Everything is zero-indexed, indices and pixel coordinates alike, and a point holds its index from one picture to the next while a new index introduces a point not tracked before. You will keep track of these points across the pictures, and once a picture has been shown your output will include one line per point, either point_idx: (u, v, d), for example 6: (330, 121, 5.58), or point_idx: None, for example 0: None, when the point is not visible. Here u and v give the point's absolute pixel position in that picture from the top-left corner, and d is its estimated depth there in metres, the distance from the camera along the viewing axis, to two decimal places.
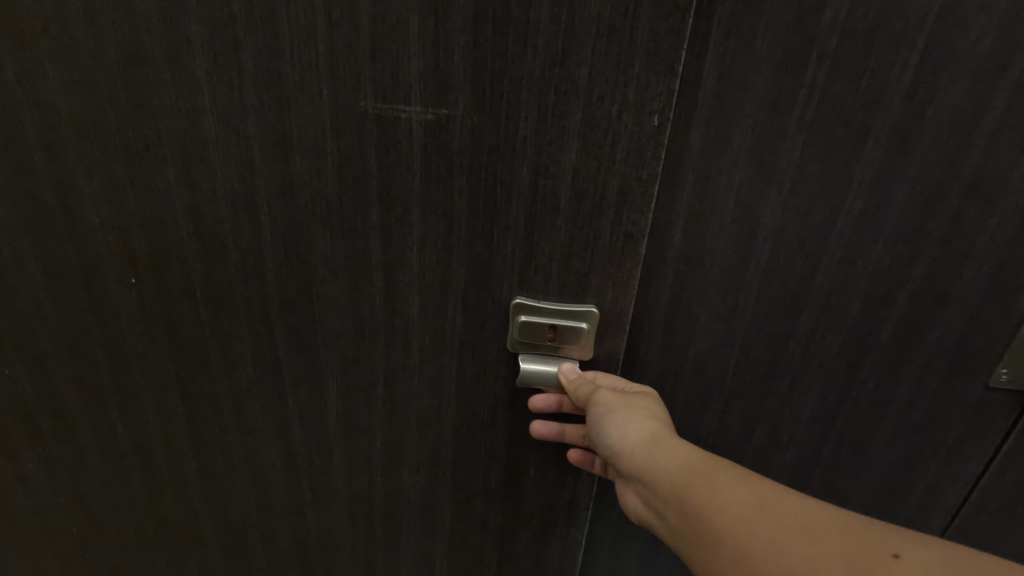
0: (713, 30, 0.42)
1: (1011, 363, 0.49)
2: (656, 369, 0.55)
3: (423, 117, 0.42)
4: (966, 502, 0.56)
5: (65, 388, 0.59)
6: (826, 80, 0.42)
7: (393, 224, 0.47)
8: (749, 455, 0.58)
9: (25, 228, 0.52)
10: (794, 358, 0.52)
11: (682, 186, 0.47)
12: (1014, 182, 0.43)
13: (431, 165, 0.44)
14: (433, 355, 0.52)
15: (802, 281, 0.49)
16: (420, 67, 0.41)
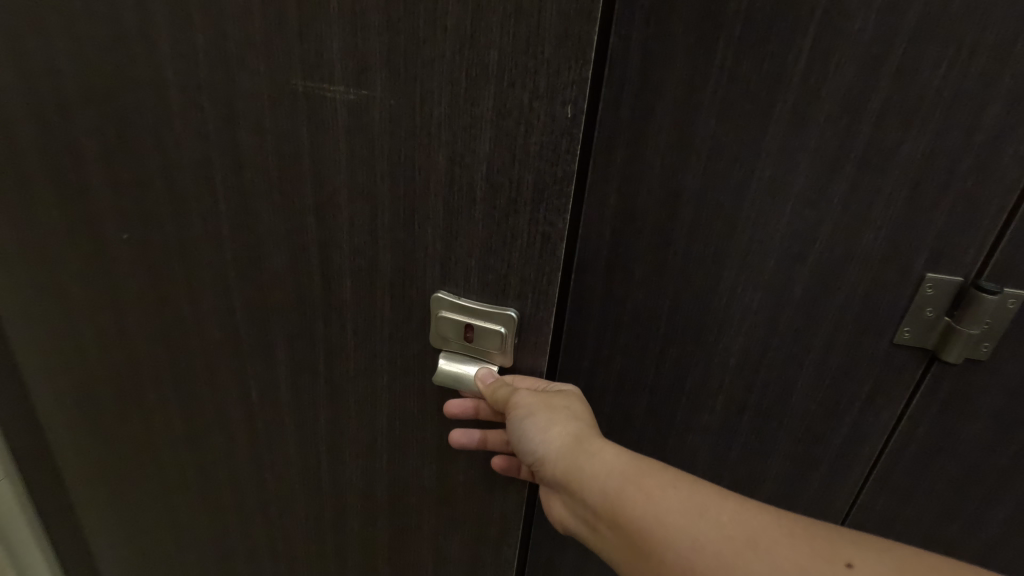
0: (637, 17, 0.53)
1: (911, 322, 0.57)
2: (599, 308, 0.67)
3: (346, 97, 0.41)
4: (881, 455, 0.65)
5: (82, 332, 0.65)
6: (731, 63, 0.53)
7: (324, 204, 0.46)
8: (685, 397, 0.68)
9: (44, 186, 0.57)
10: (720, 307, 0.63)
11: (616, 152, 0.59)
12: (902, 155, 0.52)
13: (354, 147, 0.43)
14: (366, 340, 0.51)
15: (723, 236, 0.59)
16: (340, 46, 0.40)
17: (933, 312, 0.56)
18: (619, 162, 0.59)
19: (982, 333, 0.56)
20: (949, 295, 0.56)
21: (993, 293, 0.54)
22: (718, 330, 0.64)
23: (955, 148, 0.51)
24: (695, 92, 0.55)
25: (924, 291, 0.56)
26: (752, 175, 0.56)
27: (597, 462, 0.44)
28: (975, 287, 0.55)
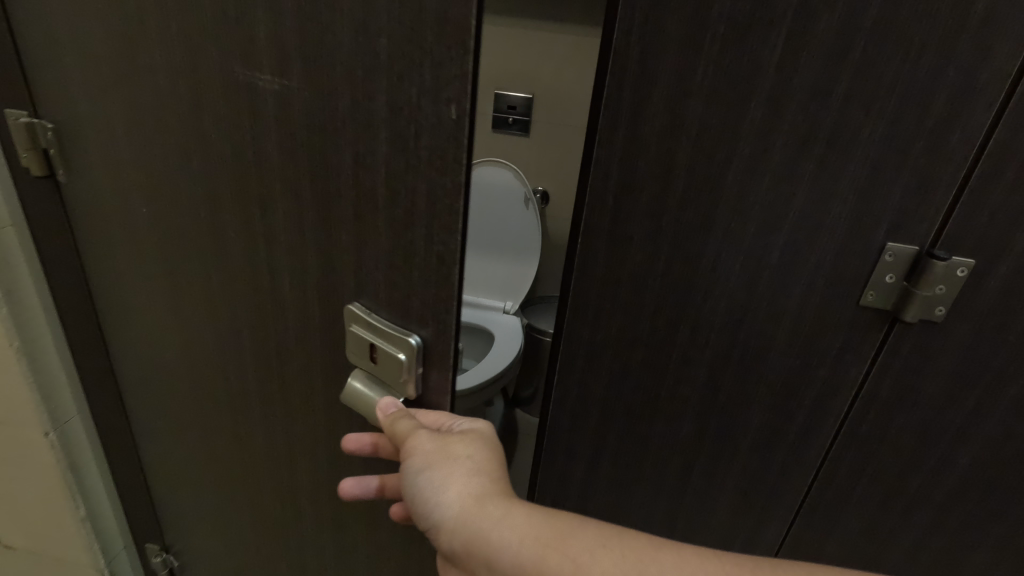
0: (635, 20, 0.63)
1: (874, 288, 0.70)
2: (605, 270, 0.77)
3: (273, 87, 0.39)
4: (856, 400, 0.78)
5: (118, 292, 0.69)
6: (717, 60, 0.63)
7: (263, 198, 0.45)
8: (685, 352, 0.80)
9: (78, 154, 0.59)
10: (708, 268, 0.74)
11: (615, 138, 0.70)
12: (863, 138, 0.64)
13: (284, 139, 0.41)
14: (302, 339, 0.50)
15: (711, 206, 0.71)
16: (266, 32, 0.37)
17: (892, 278, 0.69)
18: (619, 147, 0.70)
19: (937, 297, 0.68)
20: (906, 264, 0.68)
21: (944, 261, 0.66)
22: (705, 292, 0.76)
23: (905, 140, 0.63)
24: (684, 86, 0.65)
25: (885, 259, 0.68)
26: (737, 155, 0.67)
27: (501, 526, 0.39)
28: (927, 255, 0.67)
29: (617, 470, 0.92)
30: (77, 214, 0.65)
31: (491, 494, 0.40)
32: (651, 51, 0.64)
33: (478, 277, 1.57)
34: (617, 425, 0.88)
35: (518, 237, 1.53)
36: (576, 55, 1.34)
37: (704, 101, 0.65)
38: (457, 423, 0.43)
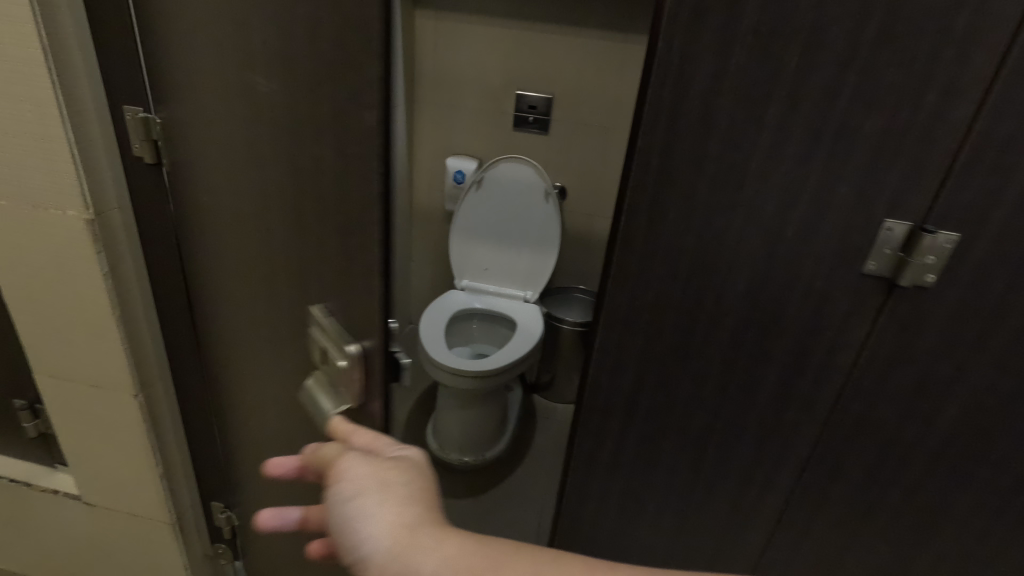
0: (676, 24, 0.62)
1: (874, 258, 0.68)
2: (633, 275, 0.76)
3: (363, 82, 0.48)
4: (843, 390, 0.77)
5: (206, 267, 0.78)
6: (744, 63, 0.63)
7: (341, 178, 0.54)
8: (697, 352, 0.79)
9: (185, 144, 0.69)
10: (722, 269, 0.73)
11: (653, 146, 0.69)
12: (865, 131, 0.63)
13: (369, 126, 0.50)
14: (354, 301, 0.60)
15: (728, 207, 0.70)
16: (360, 38, 0.47)
17: (890, 250, 0.68)
18: (658, 156, 0.69)
19: (931, 264, 0.66)
20: (901, 237, 0.67)
21: (937, 231, 0.65)
22: (721, 289, 0.75)
23: (900, 134, 0.62)
24: (717, 88, 0.64)
25: (883, 231, 0.67)
26: (754, 155, 0.67)
27: (425, 549, 0.43)
28: (923, 229, 0.65)
29: (636, 460, 0.90)
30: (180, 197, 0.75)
31: (415, 523, 0.45)
32: (688, 37, 0.62)
33: (503, 269, 1.98)
34: (636, 420, 0.86)
35: (539, 230, 1.92)
36: (586, 89, 1.89)
37: (734, 91, 0.64)
38: (386, 454, 0.52)
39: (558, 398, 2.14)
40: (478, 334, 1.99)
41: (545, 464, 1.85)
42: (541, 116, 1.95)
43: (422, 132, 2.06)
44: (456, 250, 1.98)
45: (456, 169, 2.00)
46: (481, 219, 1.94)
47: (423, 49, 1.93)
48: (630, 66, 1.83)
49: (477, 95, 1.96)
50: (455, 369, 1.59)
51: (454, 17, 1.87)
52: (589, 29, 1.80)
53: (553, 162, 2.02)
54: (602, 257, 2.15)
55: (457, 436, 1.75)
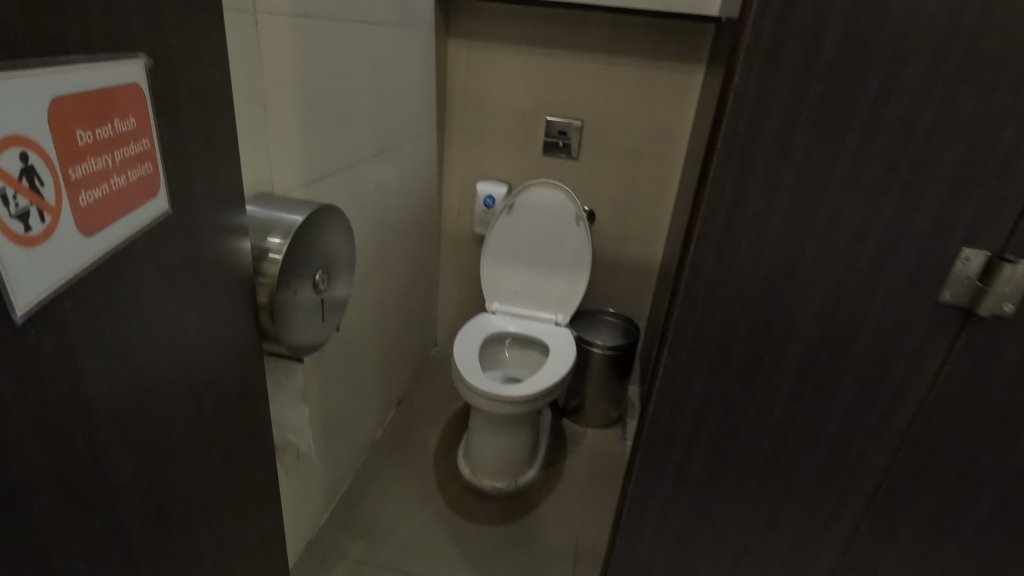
0: (754, 63, 0.64)
1: (951, 286, 0.68)
2: (701, 306, 0.76)
3: None
4: (916, 417, 0.76)
5: (201, 354, 0.70)
6: (821, 97, 0.64)
7: None
8: (762, 380, 0.79)
9: (180, 225, 0.62)
10: (794, 297, 0.73)
11: (725, 177, 0.69)
12: (945, 161, 0.64)
13: None
14: None
15: (801, 237, 0.70)
16: None
17: (967, 279, 0.68)
18: (732, 187, 0.70)
19: (1011, 294, 0.66)
20: (979, 266, 0.67)
21: (1017, 260, 0.65)
22: (790, 319, 0.75)
23: (978, 164, 0.63)
24: (794, 118, 0.66)
25: (960, 259, 0.67)
26: (828, 185, 0.68)
27: None
28: (1001, 258, 0.65)
29: (696, 490, 0.89)
30: (208, 272, 0.70)
31: None
32: (765, 72, 0.65)
33: (533, 292, 1.98)
34: (699, 448, 0.86)
35: (573, 255, 1.92)
36: (619, 113, 1.91)
37: (809, 122, 0.66)
38: None
39: (588, 422, 2.12)
40: (510, 359, 1.99)
41: (580, 489, 1.84)
42: (571, 142, 1.97)
43: (453, 159, 2.10)
44: (487, 274, 1.99)
45: (486, 194, 2.04)
46: (511, 244, 1.95)
47: (456, 77, 1.97)
48: (659, 92, 1.85)
49: (508, 121, 2.00)
50: (492, 395, 1.58)
51: (487, 47, 1.91)
52: (619, 57, 1.84)
53: (589, 186, 2.03)
54: (633, 281, 2.15)
55: (491, 461, 1.76)
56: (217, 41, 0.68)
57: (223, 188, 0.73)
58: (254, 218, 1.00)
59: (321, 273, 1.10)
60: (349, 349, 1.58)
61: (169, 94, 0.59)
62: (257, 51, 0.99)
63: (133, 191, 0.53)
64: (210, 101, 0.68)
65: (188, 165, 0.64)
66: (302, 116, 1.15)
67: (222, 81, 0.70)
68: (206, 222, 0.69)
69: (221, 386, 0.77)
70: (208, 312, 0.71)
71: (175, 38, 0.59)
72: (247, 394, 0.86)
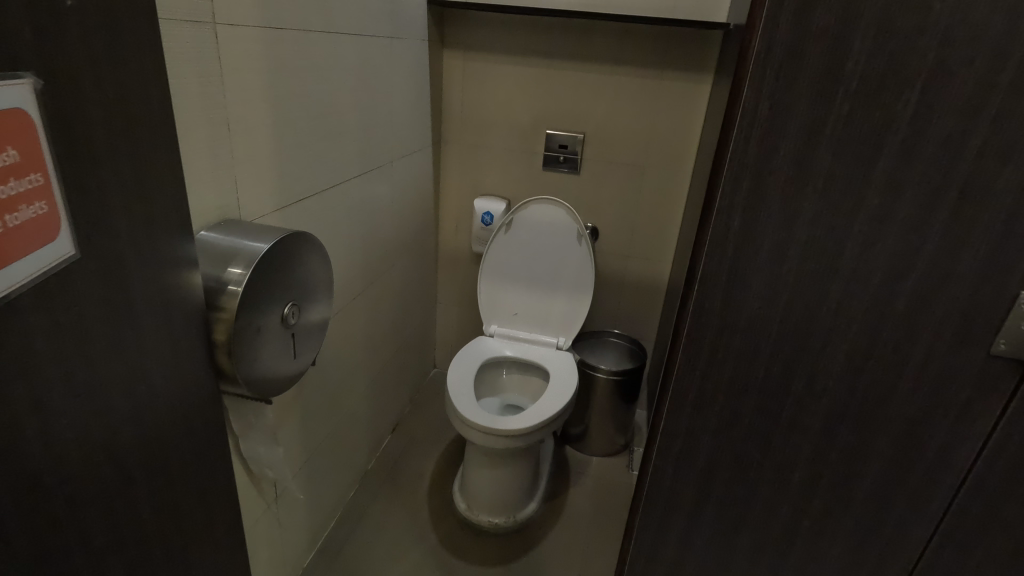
0: (767, 73, 0.66)
1: (1006, 335, 0.70)
2: (718, 317, 0.78)
3: None
4: (987, 446, 0.76)
5: (142, 409, 0.61)
6: (848, 110, 0.65)
7: None
8: (795, 392, 0.80)
9: (96, 270, 0.53)
10: (832, 315, 0.74)
11: (739, 187, 0.71)
12: (998, 187, 0.65)
13: None
14: None
15: (835, 254, 0.71)
16: None
17: None
18: (745, 195, 0.71)
19: None
20: None
21: None
22: (825, 334, 0.75)
23: None
24: (815, 134, 0.67)
25: (1019, 305, 0.68)
26: (863, 205, 0.69)
27: None
28: None
29: (707, 496, 0.91)
30: (144, 317, 0.61)
31: None
32: (778, 83, 0.66)
33: (532, 313, 1.88)
34: (726, 455, 0.87)
35: (574, 274, 1.82)
36: (621, 124, 1.81)
37: (833, 140, 0.67)
38: None
39: (591, 449, 2.01)
40: (509, 384, 1.89)
41: (583, 524, 1.72)
42: (573, 156, 1.88)
43: (449, 174, 2.01)
44: (484, 295, 1.90)
45: (484, 211, 1.94)
46: (509, 263, 1.86)
47: (452, 90, 1.89)
48: (664, 104, 1.76)
49: (506, 134, 1.91)
50: (488, 429, 1.48)
51: (484, 58, 1.83)
52: (624, 65, 1.74)
53: (590, 202, 1.93)
54: (640, 300, 2.04)
55: (488, 496, 1.65)
56: (158, 57, 0.60)
57: (172, 222, 0.65)
58: (214, 246, 0.92)
59: (291, 305, 1.01)
60: (335, 379, 1.49)
61: (93, 123, 0.51)
62: (218, 68, 0.91)
63: (14, 240, 0.43)
64: (150, 127, 0.59)
65: (123, 200, 0.56)
66: (274, 134, 1.07)
67: (164, 104, 0.61)
68: (146, 263, 0.60)
69: (168, 444, 0.68)
70: (152, 362, 0.63)
71: (102, 57, 0.51)
72: (208, 448, 0.77)
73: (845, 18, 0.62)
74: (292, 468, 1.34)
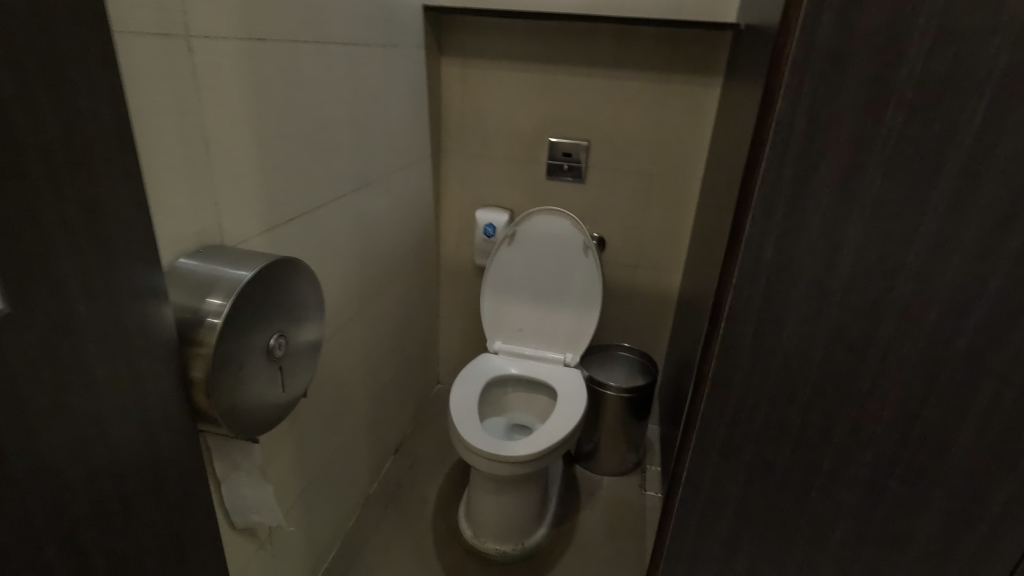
0: (805, 80, 0.66)
1: None
2: (752, 329, 0.79)
3: None
4: None
5: (100, 473, 0.54)
6: (901, 122, 0.66)
7: None
8: (852, 413, 0.80)
9: (35, 327, 0.46)
10: (892, 335, 0.74)
11: (777, 203, 0.72)
12: None
13: None
14: None
15: (892, 274, 0.72)
16: None
17: None
18: (783, 213, 0.72)
19: None
20: None
21: None
22: (883, 352, 0.76)
23: None
24: (862, 150, 0.68)
25: None
26: (924, 228, 0.69)
27: None
28: None
29: (744, 508, 0.90)
30: (101, 372, 0.54)
31: None
32: (819, 94, 0.66)
33: (538, 329, 1.80)
34: (776, 471, 0.86)
35: (581, 288, 1.75)
36: (628, 130, 1.74)
37: (882, 158, 0.67)
38: None
39: (602, 469, 1.93)
40: (514, 403, 1.81)
41: (595, 551, 1.64)
42: (577, 164, 1.81)
43: (450, 185, 1.94)
44: (487, 311, 1.82)
45: (486, 223, 1.87)
46: (512, 277, 1.79)
47: (451, 98, 1.83)
48: (672, 109, 1.68)
49: (508, 143, 1.84)
50: (493, 456, 1.41)
51: (483, 65, 1.76)
52: (628, 68, 1.67)
53: (595, 211, 1.86)
54: (653, 313, 1.96)
55: (494, 524, 1.58)
56: (114, 77, 0.54)
57: (138, 259, 0.58)
58: (192, 277, 0.85)
59: (277, 337, 0.94)
60: (333, 404, 1.42)
61: (24, 153, 0.44)
62: (194, 84, 0.85)
63: None
64: (106, 155, 0.53)
65: (71, 239, 0.49)
66: (257, 153, 1.01)
67: (121, 129, 0.54)
68: (103, 307, 0.53)
69: (141, 502, 0.61)
70: (113, 421, 0.56)
71: (32, 81, 0.45)
72: (190, 500, 0.71)
73: (897, 29, 0.62)
74: (285, 502, 1.27)
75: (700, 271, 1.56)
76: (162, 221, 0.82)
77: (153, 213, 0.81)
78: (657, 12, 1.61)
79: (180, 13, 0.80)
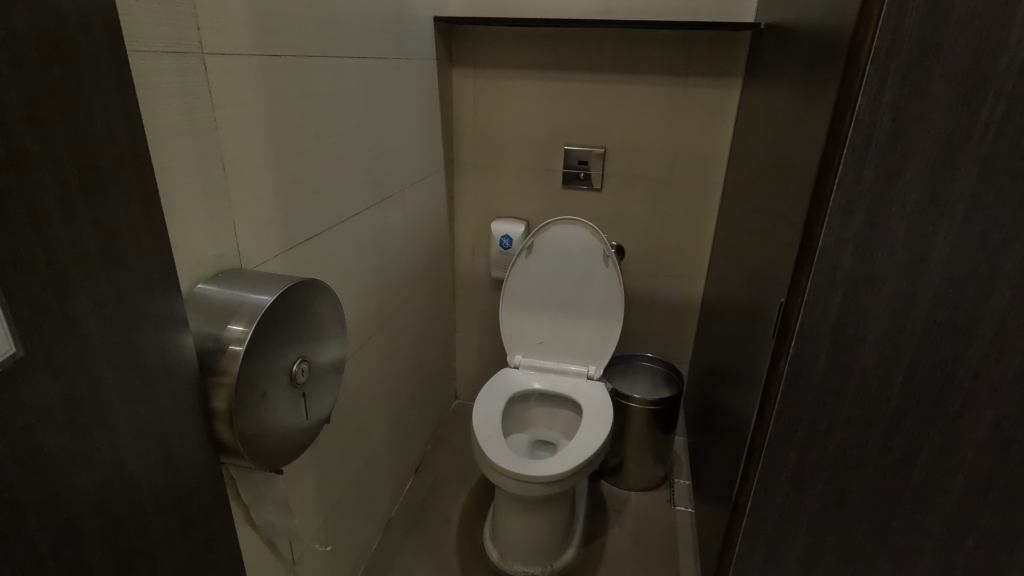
0: (890, 77, 0.69)
1: None
2: (831, 325, 0.82)
3: None
4: None
5: (125, 516, 0.51)
6: (1000, 118, 0.68)
7: None
8: (950, 410, 0.82)
9: (49, 368, 0.42)
10: (995, 331, 0.77)
11: (858, 205, 0.75)
12: None
13: None
14: None
15: (992, 272, 0.74)
16: None
17: None
18: (865, 211, 0.75)
19: None
20: None
21: None
22: (983, 349, 0.78)
23: None
24: (956, 148, 0.71)
25: None
26: None
27: None
28: None
29: (825, 504, 0.92)
30: (121, 414, 0.50)
31: None
32: (903, 93, 0.69)
33: (561, 341, 1.75)
34: (865, 468, 0.89)
35: (602, 297, 1.70)
36: (645, 135, 1.70)
37: (978, 155, 0.70)
38: None
39: (628, 484, 1.87)
40: (537, 419, 1.76)
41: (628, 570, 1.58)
42: (591, 172, 1.77)
43: (463, 198, 1.91)
44: (508, 324, 1.78)
45: (502, 234, 1.84)
46: (533, 289, 1.74)
47: (462, 110, 1.80)
48: (689, 113, 1.65)
49: (521, 153, 1.81)
50: (522, 476, 1.36)
51: (496, 75, 1.73)
52: (644, 72, 1.63)
53: (612, 219, 1.82)
54: (677, 322, 1.91)
55: (522, 545, 1.53)
56: (130, 97, 0.50)
57: (156, 290, 0.54)
58: (212, 303, 0.81)
59: (300, 361, 0.90)
60: (353, 425, 1.38)
61: (35, 176, 0.41)
62: (209, 102, 0.82)
63: None
64: (120, 179, 0.49)
65: (85, 270, 0.45)
66: (274, 170, 0.98)
67: (138, 152, 0.51)
68: (118, 342, 0.49)
69: (168, 543, 0.57)
70: (134, 461, 0.52)
71: (44, 104, 0.41)
72: (213, 541, 0.66)
73: (989, 27, 0.65)
74: (308, 531, 1.22)
75: (725, 278, 1.50)
76: (181, 246, 0.79)
77: (174, 238, 0.78)
78: (675, 14, 1.57)
79: (194, 29, 0.78)
